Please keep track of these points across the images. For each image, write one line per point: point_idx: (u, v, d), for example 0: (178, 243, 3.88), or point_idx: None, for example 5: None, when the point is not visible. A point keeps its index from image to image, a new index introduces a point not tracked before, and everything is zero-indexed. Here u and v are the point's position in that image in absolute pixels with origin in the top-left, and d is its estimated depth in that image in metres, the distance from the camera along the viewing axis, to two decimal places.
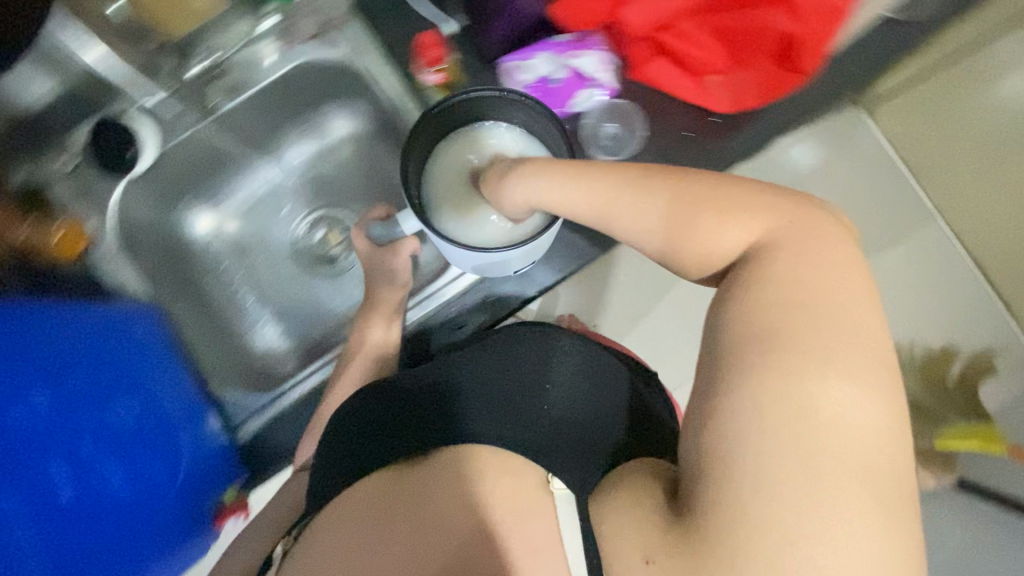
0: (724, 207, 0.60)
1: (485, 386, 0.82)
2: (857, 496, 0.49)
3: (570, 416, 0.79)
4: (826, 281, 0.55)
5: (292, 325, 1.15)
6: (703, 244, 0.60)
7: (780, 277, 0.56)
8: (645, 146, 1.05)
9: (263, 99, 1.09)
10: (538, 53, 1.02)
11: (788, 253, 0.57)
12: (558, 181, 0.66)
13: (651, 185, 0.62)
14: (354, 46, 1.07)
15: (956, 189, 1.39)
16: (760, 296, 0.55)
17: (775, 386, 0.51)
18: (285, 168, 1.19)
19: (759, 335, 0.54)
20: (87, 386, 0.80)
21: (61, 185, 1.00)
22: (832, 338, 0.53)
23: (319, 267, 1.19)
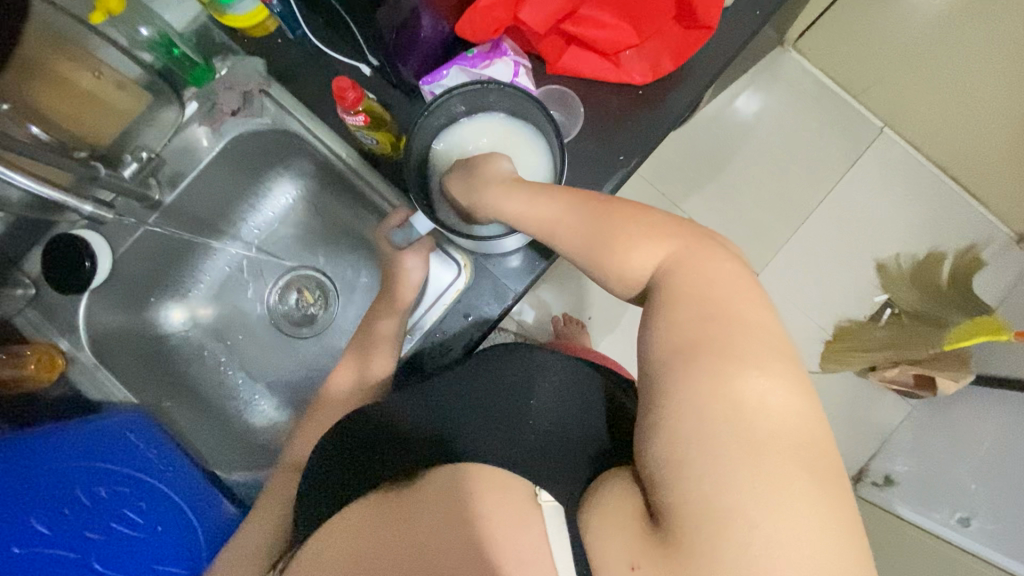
0: (630, 224, 0.52)
1: (470, 407, 0.62)
2: (793, 486, 0.39)
3: (563, 429, 0.57)
4: (720, 288, 0.47)
5: (290, 391, 0.89)
6: (618, 260, 0.52)
7: (691, 291, 0.48)
8: (607, 98, 0.76)
9: (216, 177, 0.85)
10: (450, 67, 0.73)
11: (692, 268, 0.49)
12: (520, 200, 0.60)
13: (590, 214, 0.55)
14: (280, 103, 0.80)
15: (895, 102, 1.37)
16: (676, 312, 0.47)
17: (713, 389, 0.42)
18: (247, 240, 0.92)
19: (685, 345, 0.45)
20: (71, 505, 0.55)
21: (27, 314, 0.78)
22: (740, 335, 0.44)
23: (315, 331, 0.92)
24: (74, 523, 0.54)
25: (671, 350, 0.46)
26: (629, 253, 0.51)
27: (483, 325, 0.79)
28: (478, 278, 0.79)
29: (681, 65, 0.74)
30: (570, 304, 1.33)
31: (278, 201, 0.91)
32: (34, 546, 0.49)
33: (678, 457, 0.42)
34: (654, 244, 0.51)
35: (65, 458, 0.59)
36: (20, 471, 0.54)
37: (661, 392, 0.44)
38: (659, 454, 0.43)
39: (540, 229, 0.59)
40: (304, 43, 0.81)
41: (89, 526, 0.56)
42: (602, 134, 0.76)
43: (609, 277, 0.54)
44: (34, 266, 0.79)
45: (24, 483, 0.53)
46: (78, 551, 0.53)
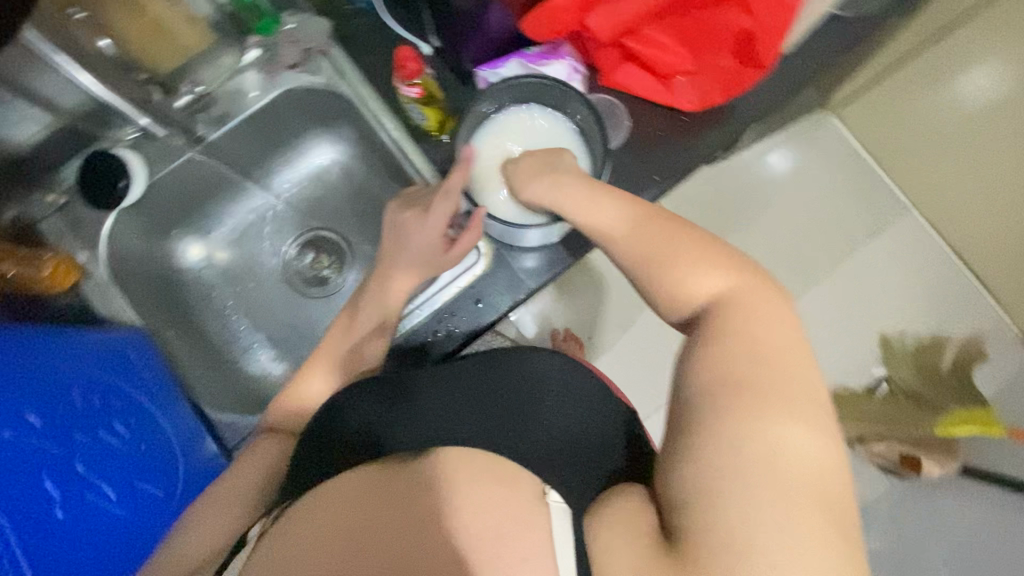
0: (690, 254, 0.54)
1: (456, 398, 0.59)
2: (817, 533, 0.40)
3: (559, 428, 0.58)
4: (770, 332, 0.49)
5: (289, 346, 0.91)
6: (669, 274, 0.54)
7: (739, 329, 0.49)
8: (654, 120, 0.78)
9: (262, 127, 0.86)
10: (510, 59, 0.75)
11: (739, 302, 0.51)
12: (578, 195, 0.62)
13: (646, 226, 0.57)
14: (339, 68, 0.82)
15: (923, 182, 1.38)
16: (723, 349, 0.49)
17: (750, 428, 0.44)
18: (277, 194, 0.94)
19: (724, 381, 0.47)
20: (63, 405, 0.56)
21: (52, 221, 0.79)
22: (780, 378, 0.46)
23: (324, 293, 0.93)
24: (62, 424, 0.54)
25: (713, 382, 0.47)
26: (689, 276, 0.53)
27: (491, 312, 0.80)
28: (496, 268, 0.80)
29: (729, 99, 0.75)
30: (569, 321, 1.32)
31: (314, 161, 0.93)
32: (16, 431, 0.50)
33: (705, 483, 0.43)
34: (711, 276, 0.53)
35: (69, 358, 0.60)
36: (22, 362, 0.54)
37: (697, 423, 0.46)
38: (687, 483, 0.44)
39: (595, 231, 0.60)
40: (372, 14, 0.82)
41: (79, 429, 0.56)
42: (640, 155, 0.78)
43: (659, 299, 0.56)
44: (70, 177, 0.81)
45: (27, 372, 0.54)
46: (61, 448, 0.53)
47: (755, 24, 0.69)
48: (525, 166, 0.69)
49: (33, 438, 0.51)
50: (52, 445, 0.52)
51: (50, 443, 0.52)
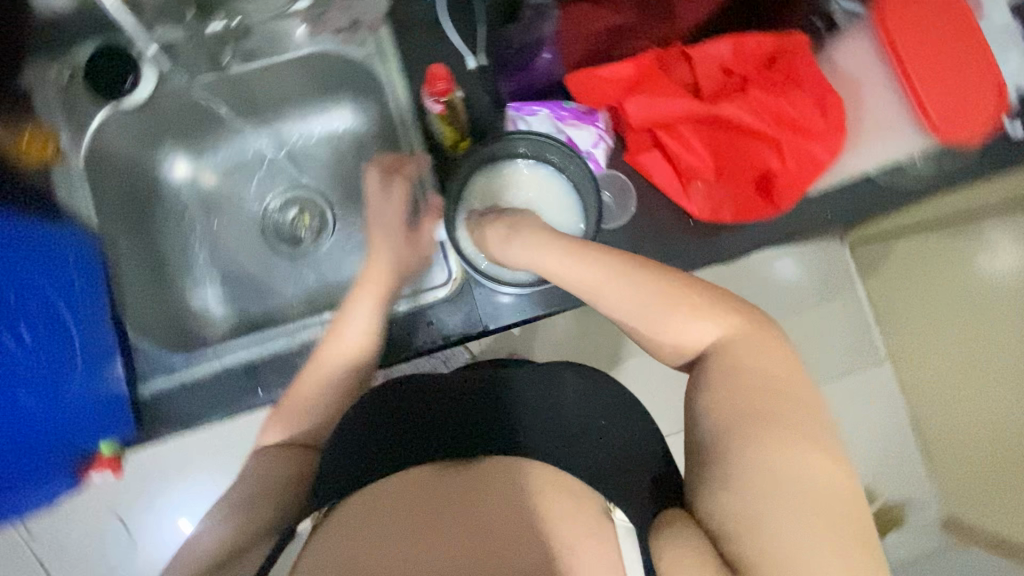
0: (692, 301, 0.55)
1: (542, 405, 0.59)
2: (838, 541, 0.43)
3: (617, 453, 0.58)
4: (772, 366, 0.51)
5: (239, 292, 0.89)
6: (670, 328, 0.55)
7: (731, 368, 0.52)
8: (660, 211, 0.76)
9: (286, 76, 0.84)
10: (541, 108, 0.74)
11: (735, 346, 0.53)
12: (551, 257, 0.60)
13: (644, 280, 0.57)
14: (380, 49, 0.80)
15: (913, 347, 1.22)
16: (725, 387, 0.51)
17: (762, 455, 0.46)
18: (280, 142, 0.92)
19: (738, 414, 0.49)
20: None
21: (48, 91, 0.78)
22: (781, 403, 0.49)
23: (293, 254, 0.92)
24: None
25: (725, 418, 0.49)
26: (683, 327, 0.55)
27: (438, 338, 0.79)
28: (463, 298, 0.79)
29: (739, 220, 0.73)
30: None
31: (329, 124, 0.90)
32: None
33: (742, 515, 0.45)
34: (709, 323, 0.54)
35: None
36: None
37: (712, 459, 0.49)
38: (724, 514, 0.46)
39: (581, 288, 0.59)
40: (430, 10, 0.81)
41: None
42: (642, 239, 0.76)
43: (664, 347, 0.57)
44: (83, 54, 0.79)
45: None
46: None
47: (780, 165, 0.70)
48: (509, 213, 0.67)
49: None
50: None
51: None
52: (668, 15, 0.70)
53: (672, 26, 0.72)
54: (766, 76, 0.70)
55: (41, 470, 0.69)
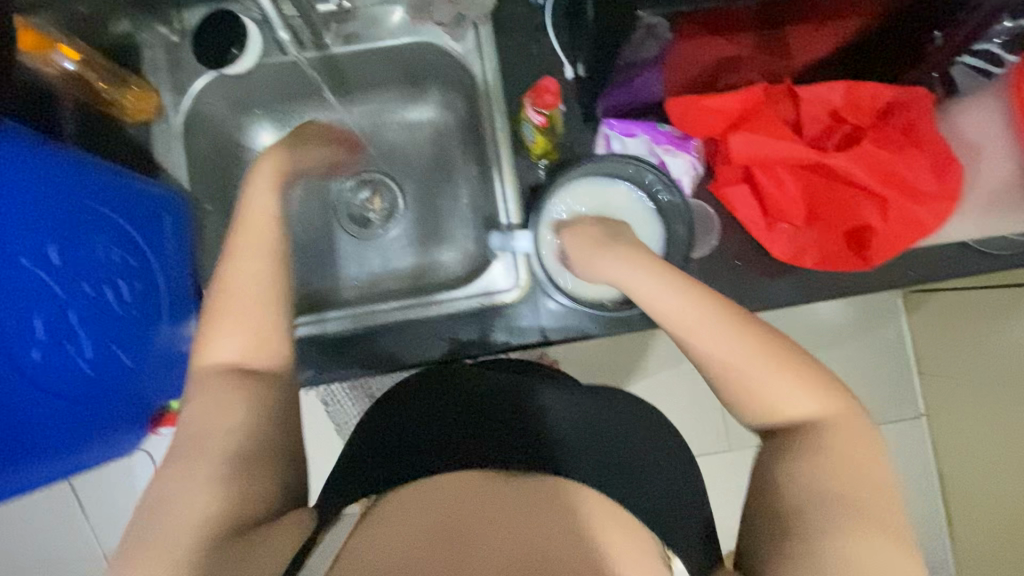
0: (794, 370, 0.54)
1: (576, 432, 0.65)
2: None
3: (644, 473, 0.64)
4: (866, 454, 0.50)
5: (304, 265, 0.91)
6: (761, 393, 0.54)
7: (819, 451, 0.51)
8: (737, 247, 0.75)
9: (382, 62, 0.85)
10: (640, 131, 0.74)
11: (828, 425, 0.52)
12: (649, 284, 0.58)
13: (748, 338, 0.55)
14: (481, 49, 0.81)
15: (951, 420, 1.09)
16: (814, 469, 0.50)
17: (843, 548, 0.45)
18: (365, 123, 0.92)
19: (828, 501, 0.48)
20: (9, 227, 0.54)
21: (154, 51, 0.80)
22: (872, 502, 0.47)
23: (360, 236, 0.94)
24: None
25: (803, 501, 0.49)
26: (779, 394, 0.54)
27: (492, 344, 0.80)
28: (527, 306, 0.79)
29: (818, 267, 0.71)
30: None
31: (414, 114, 0.91)
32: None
33: None
34: (800, 391, 0.54)
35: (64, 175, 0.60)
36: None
37: (797, 532, 0.47)
38: None
39: (676, 325, 0.57)
40: (535, 14, 0.81)
41: (29, 257, 0.56)
42: (713, 273, 0.75)
43: (745, 407, 0.55)
44: (192, 20, 0.81)
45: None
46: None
47: (880, 222, 0.68)
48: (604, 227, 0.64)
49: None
50: (50, 288, 0.58)
51: (53, 286, 0.58)
52: (786, 54, 0.66)
53: (784, 61, 0.68)
54: (886, 133, 0.69)
55: (127, 416, 0.70)
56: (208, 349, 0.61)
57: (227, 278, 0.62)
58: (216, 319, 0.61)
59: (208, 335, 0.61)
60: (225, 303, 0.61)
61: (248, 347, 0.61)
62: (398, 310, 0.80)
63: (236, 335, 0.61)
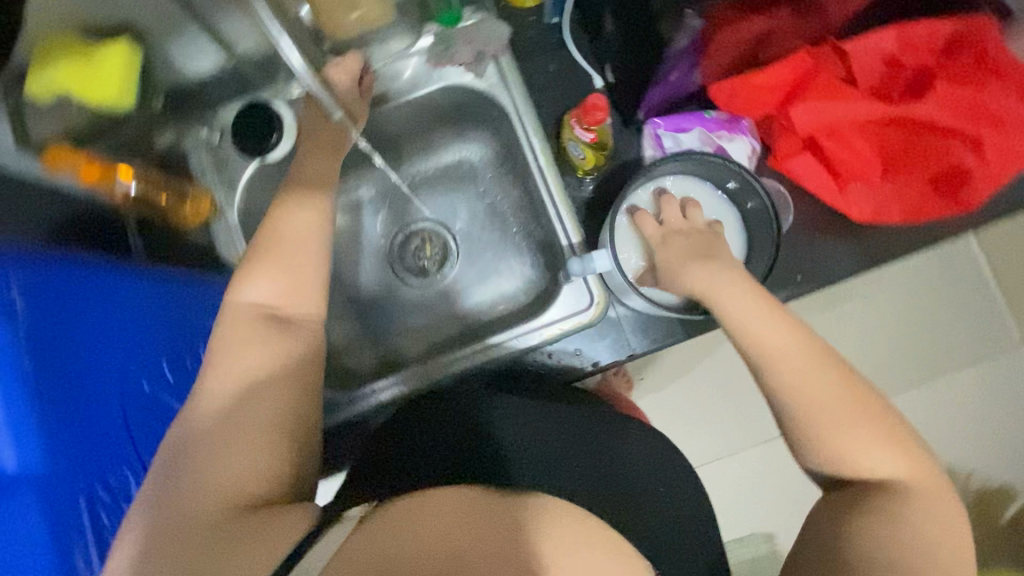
0: (883, 430, 0.54)
1: (538, 453, 0.66)
2: None
3: (650, 512, 0.65)
4: (954, 548, 0.50)
5: (372, 325, 0.92)
6: (850, 449, 0.54)
7: (910, 523, 0.51)
8: (809, 219, 0.73)
9: (411, 114, 0.86)
10: (692, 125, 0.72)
11: (917, 498, 0.52)
12: (742, 306, 0.59)
13: (837, 383, 0.55)
14: (505, 77, 0.80)
15: None
16: (893, 537, 0.50)
17: None
18: (406, 176, 0.94)
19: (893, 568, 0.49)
20: (128, 355, 0.62)
21: (197, 155, 0.80)
22: None
23: (421, 285, 0.94)
24: (125, 379, 0.61)
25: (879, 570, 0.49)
26: (869, 454, 0.54)
27: (580, 367, 0.79)
28: (605, 322, 0.78)
29: (908, 220, 0.70)
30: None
31: (449, 156, 0.92)
32: (44, 364, 0.51)
33: None
34: (892, 454, 0.54)
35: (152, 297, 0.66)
36: (77, 295, 0.58)
37: None
38: None
39: (769, 351, 0.57)
40: (552, 31, 0.80)
41: (150, 380, 0.64)
42: (791, 250, 0.73)
43: (821, 454, 0.55)
44: (225, 117, 0.81)
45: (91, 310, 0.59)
46: (125, 397, 0.60)
47: (976, 163, 0.66)
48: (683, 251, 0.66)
49: (80, 392, 0.55)
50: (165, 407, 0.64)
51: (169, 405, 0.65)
52: (821, 13, 0.62)
53: (818, 21, 0.64)
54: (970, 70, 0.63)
55: None
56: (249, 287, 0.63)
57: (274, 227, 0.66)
58: (256, 266, 0.64)
59: (249, 275, 0.63)
60: (275, 252, 0.64)
61: (286, 294, 0.64)
62: (482, 352, 0.79)
63: (278, 282, 0.64)
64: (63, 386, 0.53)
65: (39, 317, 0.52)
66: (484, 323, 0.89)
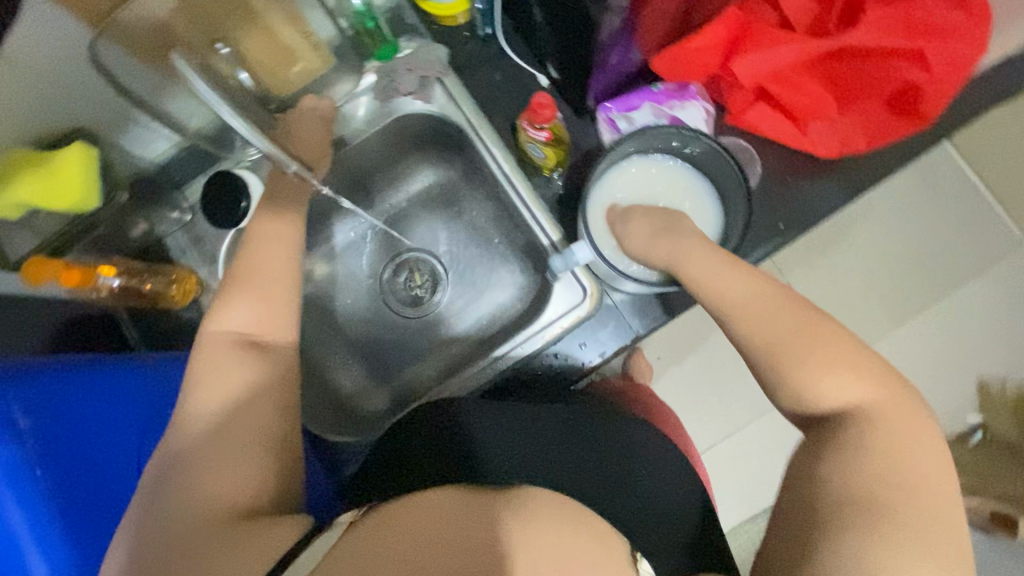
0: (847, 357, 0.52)
1: (518, 443, 0.61)
2: None
3: (655, 502, 0.60)
4: (928, 473, 0.46)
5: (379, 364, 0.93)
6: (818, 380, 0.52)
7: (884, 448, 0.47)
8: (777, 166, 0.74)
9: (370, 151, 0.87)
10: (642, 101, 0.72)
11: (887, 423, 0.49)
12: (707, 266, 0.61)
13: (792, 315, 0.55)
14: (453, 96, 0.81)
15: None
16: (866, 468, 0.47)
17: (870, 553, 0.43)
18: (381, 211, 0.95)
19: (861, 501, 0.45)
20: (139, 449, 0.61)
21: (175, 237, 0.82)
22: (921, 507, 0.44)
23: (417, 314, 0.94)
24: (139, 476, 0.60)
25: (847, 497, 0.46)
26: (833, 384, 0.52)
27: (584, 361, 0.79)
28: (603, 310, 0.78)
29: (873, 145, 0.70)
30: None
31: (417, 183, 0.93)
32: (58, 478, 0.51)
33: None
34: (852, 378, 0.51)
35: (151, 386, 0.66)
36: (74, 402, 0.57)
37: (828, 528, 0.45)
38: None
39: (735, 297, 0.58)
40: (490, 42, 0.81)
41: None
42: (767, 199, 0.73)
43: (781, 392, 0.54)
44: (193, 194, 0.83)
45: (90, 416, 0.58)
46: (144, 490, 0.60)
47: (926, 78, 0.65)
48: (647, 222, 0.67)
49: (98, 487, 0.55)
50: None
51: None
52: None
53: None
54: None
55: None
56: (230, 327, 0.60)
57: (251, 254, 0.65)
58: (227, 296, 0.62)
59: (223, 303, 0.61)
60: (246, 280, 0.63)
61: (262, 322, 0.62)
62: (490, 366, 0.79)
63: (250, 311, 0.61)
64: (80, 497, 0.53)
65: (47, 426, 0.53)
66: (488, 337, 0.90)
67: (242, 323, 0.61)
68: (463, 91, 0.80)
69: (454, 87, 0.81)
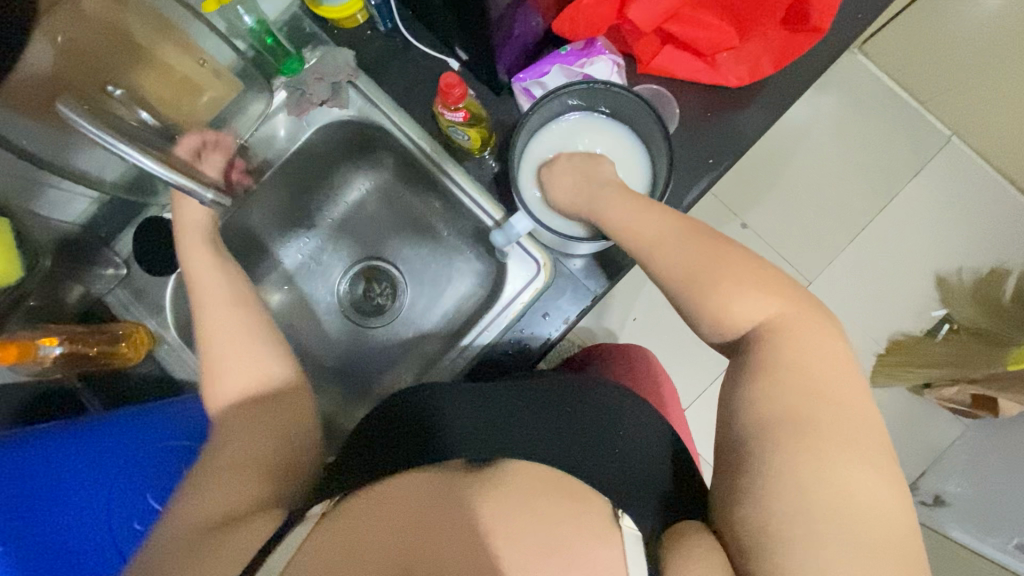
0: (777, 280, 0.54)
1: (483, 423, 0.59)
2: (852, 547, 0.43)
3: (632, 465, 0.59)
4: (853, 371, 0.50)
5: (351, 379, 0.91)
6: (760, 302, 0.54)
7: (816, 370, 0.50)
8: (694, 105, 0.75)
9: (297, 168, 0.86)
10: (551, 65, 0.73)
11: (817, 334, 0.52)
12: (624, 210, 0.62)
13: (722, 246, 0.56)
14: (368, 96, 0.80)
15: (961, 107, 1.24)
16: (802, 380, 0.49)
17: (810, 460, 0.45)
18: (322, 230, 0.94)
19: (797, 420, 0.47)
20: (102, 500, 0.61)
21: (114, 295, 0.80)
22: (850, 405, 0.48)
23: (381, 322, 0.93)
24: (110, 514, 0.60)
25: (781, 416, 0.48)
26: (772, 304, 0.53)
27: (551, 334, 0.79)
28: (561, 279, 0.78)
29: (780, 68, 0.72)
30: (600, 318, 1.25)
31: (354, 192, 0.92)
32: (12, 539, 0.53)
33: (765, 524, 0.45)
34: (785, 299, 0.54)
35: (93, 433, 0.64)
36: (18, 469, 0.57)
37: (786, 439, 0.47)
38: (741, 529, 0.46)
39: (660, 234, 0.59)
40: (393, 36, 0.80)
41: (155, 495, 0.63)
42: (691, 139, 0.75)
43: (721, 330, 0.55)
44: (125, 247, 0.81)
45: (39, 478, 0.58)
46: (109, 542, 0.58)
47: None
48: (570, 174, 0.69)
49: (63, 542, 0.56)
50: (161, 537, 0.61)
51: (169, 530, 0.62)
52: None
53: None
54: None
55: None
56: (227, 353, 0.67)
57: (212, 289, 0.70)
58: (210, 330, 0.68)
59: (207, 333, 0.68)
60: (218, 312, 0.69)
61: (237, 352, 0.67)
62: (461, 354, 0.79)
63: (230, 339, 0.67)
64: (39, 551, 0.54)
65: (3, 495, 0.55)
66: (456, 329, 0.89)
67: (234, 343, 0.67)
68: (370, 90, 0.79)
69: (363, 87, 0.79)
